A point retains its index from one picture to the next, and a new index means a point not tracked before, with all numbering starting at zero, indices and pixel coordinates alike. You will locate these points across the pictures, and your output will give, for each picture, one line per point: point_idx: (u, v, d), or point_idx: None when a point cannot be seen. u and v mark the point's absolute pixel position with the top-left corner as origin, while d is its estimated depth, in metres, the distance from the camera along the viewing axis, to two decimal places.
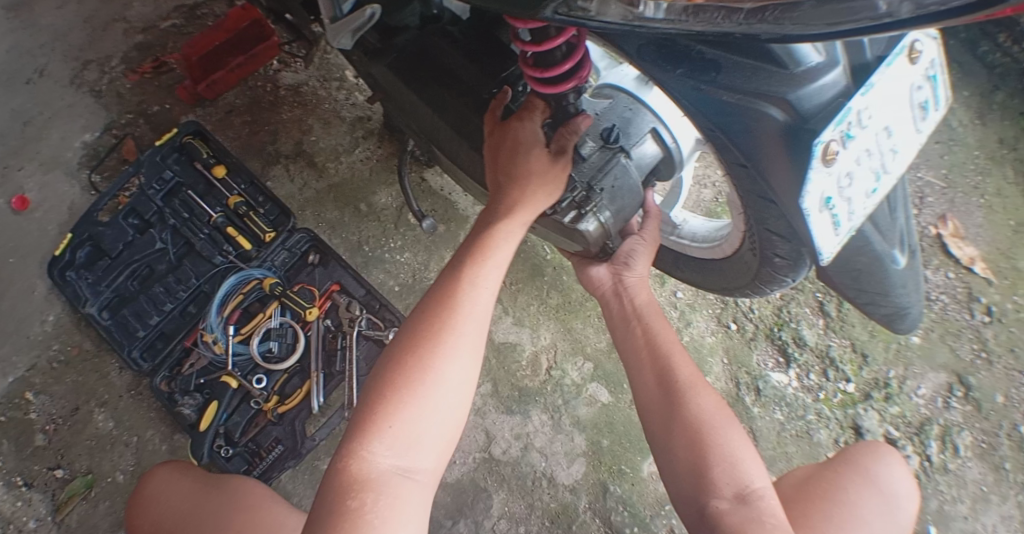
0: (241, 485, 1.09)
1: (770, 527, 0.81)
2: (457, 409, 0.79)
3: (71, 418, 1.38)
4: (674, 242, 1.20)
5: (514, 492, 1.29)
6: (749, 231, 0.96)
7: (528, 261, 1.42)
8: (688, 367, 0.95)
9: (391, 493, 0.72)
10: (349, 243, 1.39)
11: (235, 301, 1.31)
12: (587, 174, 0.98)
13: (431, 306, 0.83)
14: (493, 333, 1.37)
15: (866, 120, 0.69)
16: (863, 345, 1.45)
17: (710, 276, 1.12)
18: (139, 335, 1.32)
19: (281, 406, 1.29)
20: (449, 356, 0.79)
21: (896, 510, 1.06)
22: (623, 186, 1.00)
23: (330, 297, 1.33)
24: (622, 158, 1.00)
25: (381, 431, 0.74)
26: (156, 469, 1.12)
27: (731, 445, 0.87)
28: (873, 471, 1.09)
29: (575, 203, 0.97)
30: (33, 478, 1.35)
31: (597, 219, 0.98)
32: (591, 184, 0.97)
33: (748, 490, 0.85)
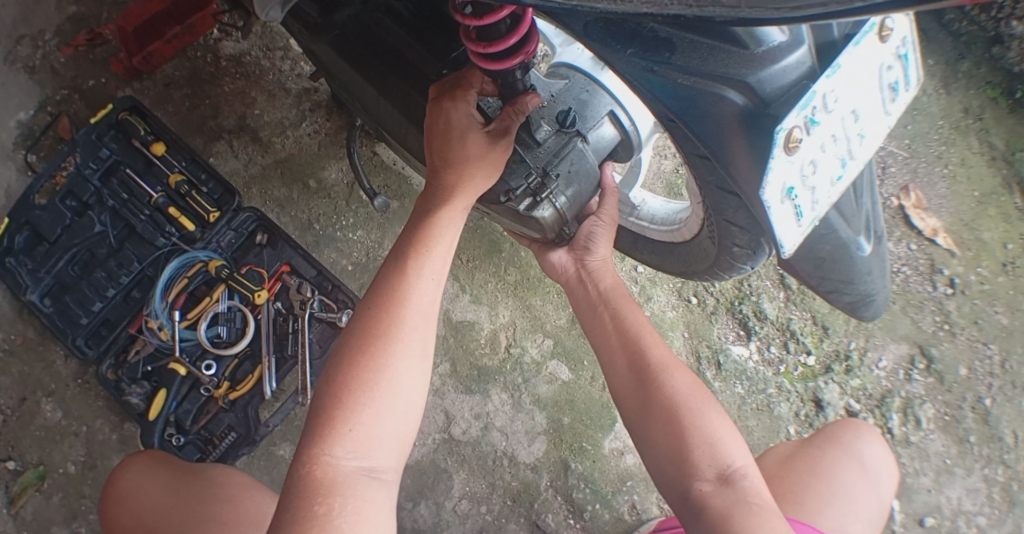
0: (224, 479, 1.06)
1: (755, 506, 0.79)
2: (419, 404, 0.77)
3: (18, 409, 1.34)
4: (633, 224, 1.17)
5: (475, 472, 1.27)
6: (708, 217, 0.93)
7: (485, 237, 1.38)
8: (659, 348, 0.93)
9: (359, 495, 0.70)
10: (300, 222, 1.35)
11: (180, 286, 1.27)
12: (542, 158, 0.95)
13: (385, 300, 0.80)
14: (449, 312, 1.34)
15: (832, 104, 0.65)
16: (824, 317, 1.44)
17: (668, 260, 1.09)
18: (82, 323, 1.28)
19: (232, 392, 1.25)
20: (406, 351, 0.77)
21: (875, 481, 1.09)
22: (580, 171, 0.98)
23: (280, 278, 1.29)
24: (579, 142, 0.97)
25: (344, 432, 0.72)
26: (127, 463, 1.06)
27: (708, 425, 0.85)
28: (853, 445, 1.11)
29: (530, 190, 0.93)
30: None
31: (552, 205, 0.95)
32: (546, 169, 0.94)
33: (730, 470, 0.83)
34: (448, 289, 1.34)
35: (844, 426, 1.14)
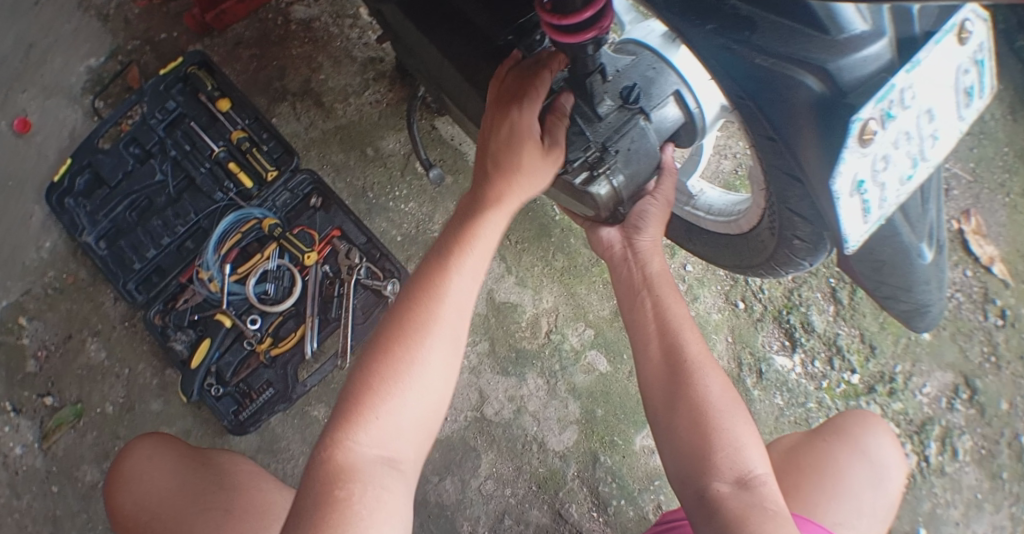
0: (231, 465, 1.07)
1: (771, 511, 0.78)
2: (445, 391, 0.77)
3: (63, 346, 1.38)
4: (689, 213, 1.13)
5: (504, 454, 1.29)
6: (768, 208, 0.91)
7: (535, 220, 1.35)
8: (697, 343, 0.91)
9: (380, 484, 0.70)
10: (354, 189, 1.35)
11: (233, 240, 1.29)
12: (603, 133, 0.92)
13: (420, 291, 0.78)
14: (493, 292, 1.32)
15: (909, 100, 0.64)
16: (873, 336, 1.42)
17: (722, 252, 1.07)
18: (134, 268, 1.32)
19: (274, 348, 1.27)
20: (438, 343, 0.76)
21: (884, 482, 1.09)
22: (641, 149, 0.93)
23: (330, 242, 1.29)
24: (642, 120, 0.93)
25: (369, 420, 0.72)
26: (138, 443, 1.08)
27: (735, 432, 0.84)
28: (862, 441, 1.10)
29: (588, 163, 0.91)
30: (22, 405, 1.36)
31: (609, 182, 0.92)
32: (606, 145, 0.91)
33: (749, 476, 0.82)
34: (494, 268, 1.33)
35: (852, 420, 1.14)
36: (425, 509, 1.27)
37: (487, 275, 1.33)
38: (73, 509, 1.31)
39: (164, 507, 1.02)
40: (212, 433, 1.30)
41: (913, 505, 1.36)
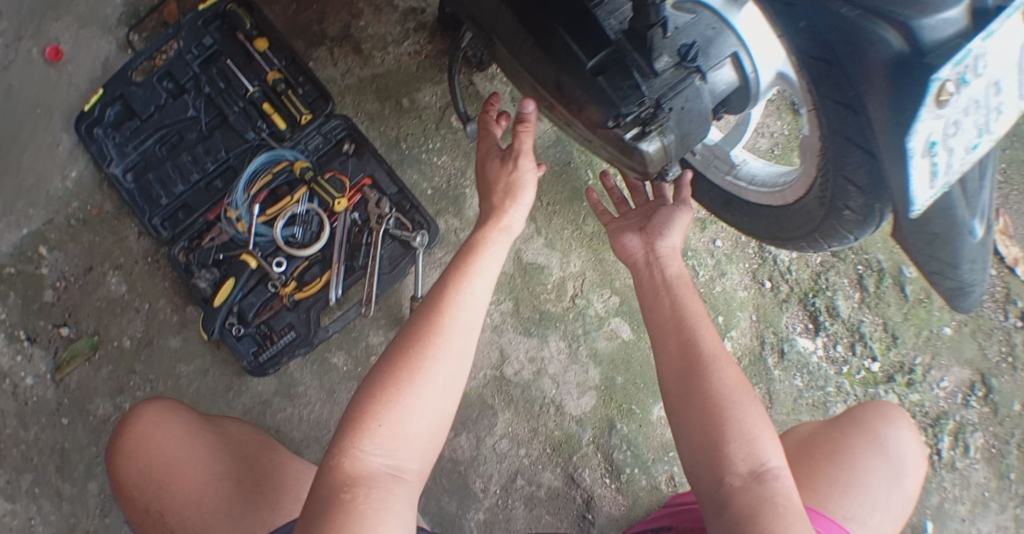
0: (242, 434, 1.06)
1: (783, 506, 0.76)
2: (452, 406, 0.80)
3: (83, 277, 1.37)
4: (730, 183, 1.12)
5: (521, 414, 1.29)
6: (819, 176, 0.90)
7: (568, 183, 1.31)
8: (713, 339, 0.90)
9: (386, 489, 0.72)
10: (387, 139, 1.34)
11: (263, 181, 1.27)
12: (658, 89, 0.88)
13: (428, 311, 0.83)
14: (521, 251, 1.30)
15: (984, 67, 0.62)
16: (895, 326, 1.41)
17: (763, 225, 1.07)
18: (161, 203, 1.31)
19: (298, 292, 1.26)
20: (444, 358, 0.80)
21: (903, 476, 1.08)
22: (694, 109, 0.91)
23: (361, 190, 1.28)
24: (697, 79, 0.90)
25: (375, 427, 0.74)
26: (148, 407, 1.05)
27: (749, 424, 0.82)
28: (881, 435, 1.10)
29: (640, 120, 0.89)
30: (37, 334, 1.35)
31: (660, 140, 0.91)
32: (660, 102, 0.88)
33: (762, 468, 0.80)
34: (525, 228, 1.30)
35: (871, 413, 1.12)
36: (439, 463, 1.27)
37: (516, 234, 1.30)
38: (82, 442, 1.31)
39: (176, 472, 1.00)
40: (230, 374, 1.29)
41: (921, 497, 1.36)
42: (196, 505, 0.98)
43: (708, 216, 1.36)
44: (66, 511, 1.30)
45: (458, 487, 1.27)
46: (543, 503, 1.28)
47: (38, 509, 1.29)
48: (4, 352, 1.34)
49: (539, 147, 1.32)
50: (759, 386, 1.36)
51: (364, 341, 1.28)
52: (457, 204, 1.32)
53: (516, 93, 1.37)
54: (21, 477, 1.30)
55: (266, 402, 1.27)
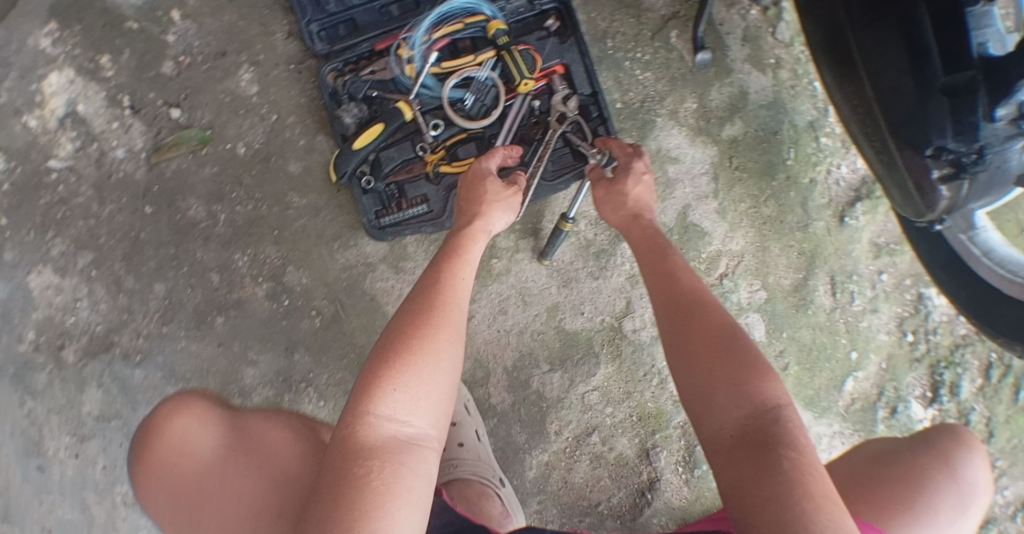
0: (283, 447, 0.90)
1: (799, 444, 0.70)
2: (453, 381, 0.80)
3: (214, 61, 1.22)
4: (960, 242, 0.97)
5: (622, 373, 1.20)
6: None
7: (765, 155, 1.18)
8: (697, 286, 0.84)
9: (400, 453, 0.71)
10: (594, 29, 1.17)
11: (450, 29, 1.12)
12: (988, 138, 0.71)
13: (426, 289, 0.84)
14: (689, 209, 1.17)
15: None
16: (998, 424, 1.25)
17: (980, 303, 0.92)
18: (327, 10, 1.15)
19: (444, 165, 1.14)
20: (451, 330, 0.81)
21: (969, 515, 0.85)
22: (1005, 171, 0.75)
23: (549, 77, 1.13)
24: (1021, 142, 0.71)
25: (390, 391, 0.74)
26: (169, 414, 0.91)
27: (749, 361, 0.76)
28: (953, 459, 0.85)
29: (952, 162, 0.74)
30: (143, 106, 1.21)
31: (964, 188, 0.77)
32: (983, 151, 0.72)
33: (765, 409, 0.72)
34: (704, 184, 1.17)
35: (946, 438, 0.88)
36: (523, 392, 1.19)
37: (692, 188, 1.17)
38: (162, 239, 1.21)
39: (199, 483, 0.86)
40: (341, 223, 1.19)
41: None
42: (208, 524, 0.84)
43: (888, 245, 1.22)
44: (120, 304, 1.20)
45: (534, 421, 1.20)
46: (608, 467, 1.21)
47: (88, 293, 1.20)
48: (100, 115, 1.20)
49: (752, 103, 1.18)
50: (859, 434, 1.23)
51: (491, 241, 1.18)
52: (643, 131, 1.17)
53: (750, 33, 1.18)
54: (77, 255, 1.20)
55: (370, 265, 1.18)
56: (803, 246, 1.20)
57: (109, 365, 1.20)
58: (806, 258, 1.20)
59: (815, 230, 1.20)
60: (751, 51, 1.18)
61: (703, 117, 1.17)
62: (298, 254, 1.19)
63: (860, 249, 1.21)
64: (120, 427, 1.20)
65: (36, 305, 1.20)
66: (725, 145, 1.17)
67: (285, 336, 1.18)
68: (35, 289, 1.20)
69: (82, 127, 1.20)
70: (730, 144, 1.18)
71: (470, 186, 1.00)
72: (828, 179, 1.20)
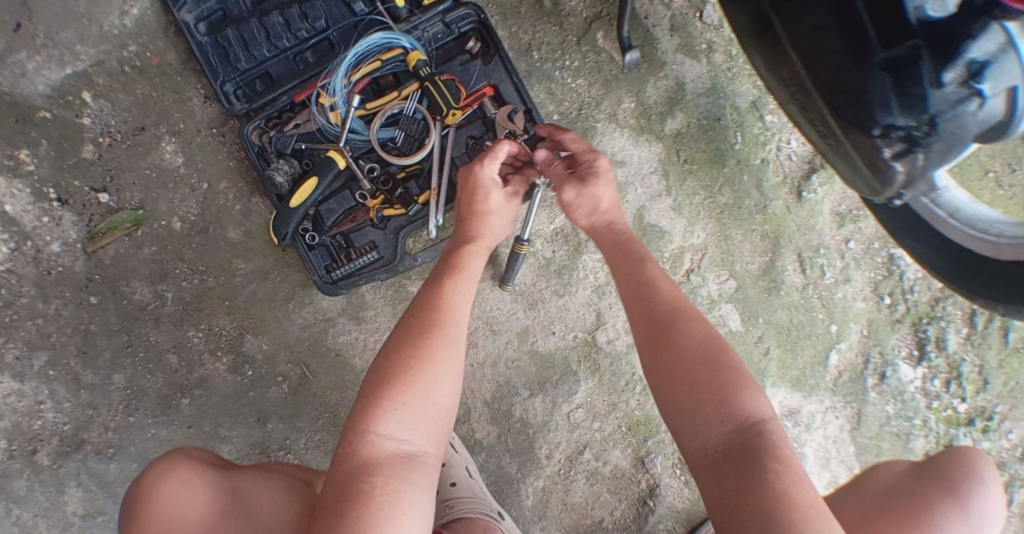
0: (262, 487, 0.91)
1: (784, 457, 0.68)
2: (452, 393, 0.81)
3: (134, 137, 1.17)
4: (923, 206, 0.98)
5: (602, 386, 1.18)
6: None
7: (712, 143, 1.16)
8: (674, 289, 0.84)
9: (399, 473, 0.72)
10: (518, 43, 1.13)
11: (369, 68, 1.08)
12: (939, 105, 0.69)
13: (421, 303, 0.85)
14: (644, 209, 1.15)
15: None
16: (991, 371, 1.27)
17: (956, 266, 0.93)
18: (239, 68, 1.11)
19: (387, 209, 1.10)
20: (446, 345, 0.82)
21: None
22: (963, 134, 0.72)
23: (479, 101, 1.09)
24: (973, 105, 0.69)
25: (390, 411, 0.76)
26: (158, 479, 0.86)
27: (722, 377, 0.73)
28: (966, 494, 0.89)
29: (908, 135, 0.73)
30: (69, 196, 1.16)
31: (922, 160, 0.75)
32: (935, 120, 0.70)
33: (745, 427, 0.70)
34: (655, 184, 1.14)
35: (954, 463, 0.92)
36: (507, 422, 1.17)
37: (643, 189, 1.14)
38: (113, 327, 1.16)
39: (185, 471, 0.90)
40: (291, 282, 1.16)
41: None
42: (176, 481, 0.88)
43: (850, 212, 1.20)
44: (83, 401, 1.15)
45: (522, 450, 1.17)
46: (605, 481, 1.19)
47: (49, 393, 1.15)
48: (28, 211, 1.15)
49: (691, 93, 1.14)
50: (852, 405, 1.25)
51: None
52: (585, 139, 1.14)
53: (677, 21, 1.14)
54: (32, 357, 1.15)
55: (329, 320, 1.16)
56: (766, 227, 1.18)
57: (83, 463, 1.15)
58: (769, 240, 1.18)
59: (774, 210, 1.18)
60: (681, 39, 1.14)
61: (643, 115, 1.14)
62: (253, 322, 1.16)
63: (823, 222, 1.19)
64: (107, 522, 1.16)
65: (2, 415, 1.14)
66: (670, 140, 1.14)
67: (256, 407, 1.16)
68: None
69: (13, 227, 1.14)
70: (675, 139, 1.15)
71: (467, 206, 0.97)
72: (778, 156, 1.17)
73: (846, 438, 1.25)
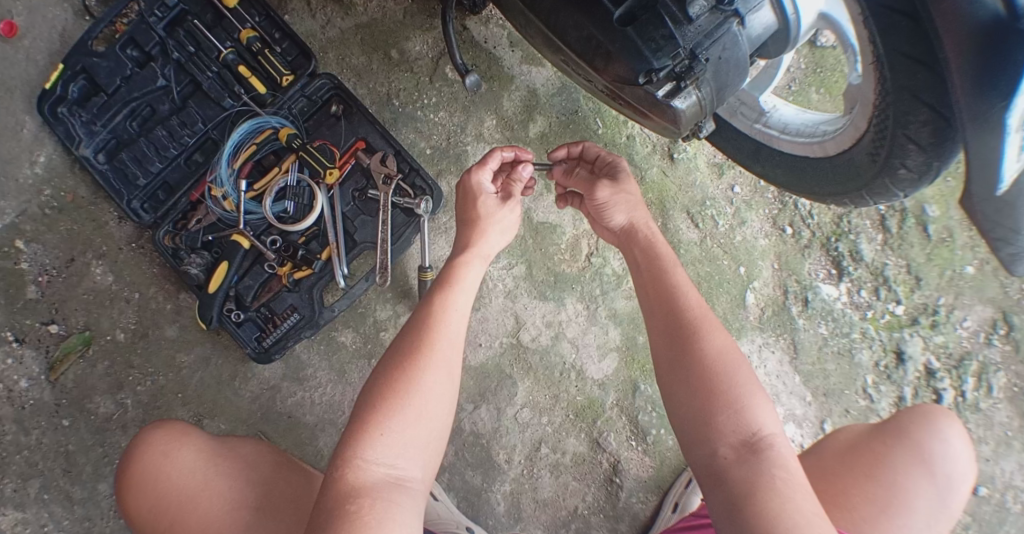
0: (256, 456, 1.00)
1: (789, 465, 0.76)
2: (444, 422, 0.84)
3: (66, 269, 1.27)
4: (759, 131, 1.11)
5: (541, 382, 1.25)
6: (873, 129, 0.91)
7: (577, 134, 1.28)
8: (697, 301, 0.90)
9: (389, 498, 0.75)
10: (378, 96, 1.27)
11: (247, 153, 1.19)
12: (692, 38, 0.81)
13: (421, 325, 0.89)
14: (532, 212, 1.27)
15: None
16: (919, 267, 1.31)
17: (799, 176, 1.07)
18: (139, 185, 1.21)
19: (297, 272, 1.20)
20: (435, 367, 0.85)
21: (946, 494, 0.93)
22: (731, 58, 0.84)
23: (353, 155, 1.21)
24: (734, 25, 0.83)
25: (376, 437, 0.79)
26: (154, 433, 0.98)
27: (733, 400, 0.80)
28: (928, 449, 0.94)
29: (674, 74, 0.83)
30: (25, 334, 1.26)
31: (694, 93, 0.85)
32: (695, 52, 0.81)
33: (755, 437, 0.78)
34: (534, 187, 1.27)
35: (917, 418, 0.97)
36: (460, 437, 1.23)
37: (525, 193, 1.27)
38: (87, 443, 1.25)
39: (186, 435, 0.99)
40: (233, 361, 1.26)
41: None
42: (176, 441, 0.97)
43: (726, 160, 1.29)
44: (79, 515, 1.24)
45: (482, 460, 1.23)
46: (569, 470, 1.24)
47: (49, 516, 1.23)
48: None
49: (544, 96, 1.28)
50: (784, 337, 1.28)
51: (371, 317, 1.25)
52: (460, 163, 1.27)
53: (514, 37, 1.28)
54: (27, 485, 1.24)
55: (275, 387, 1.24)
56: (649, 197, 1.27)
57: None
58: (656, 206, 1.27)
59: (651, 178, 1.27)
60: (522, 52, 1.28)
61: (506, 127, 1.27)
62: (208, 406, 1.24)
63: (703, 175, 1.29)
64: None
65: None
66: (537, 142, 1.27)
67: None
68: (4, 530, 1.23)
69: None
70: (541, 140, 1.27)
71: (471, 235, 1.00)
72: (641, 130, 1.28)
73: (789, 370, 1.28)
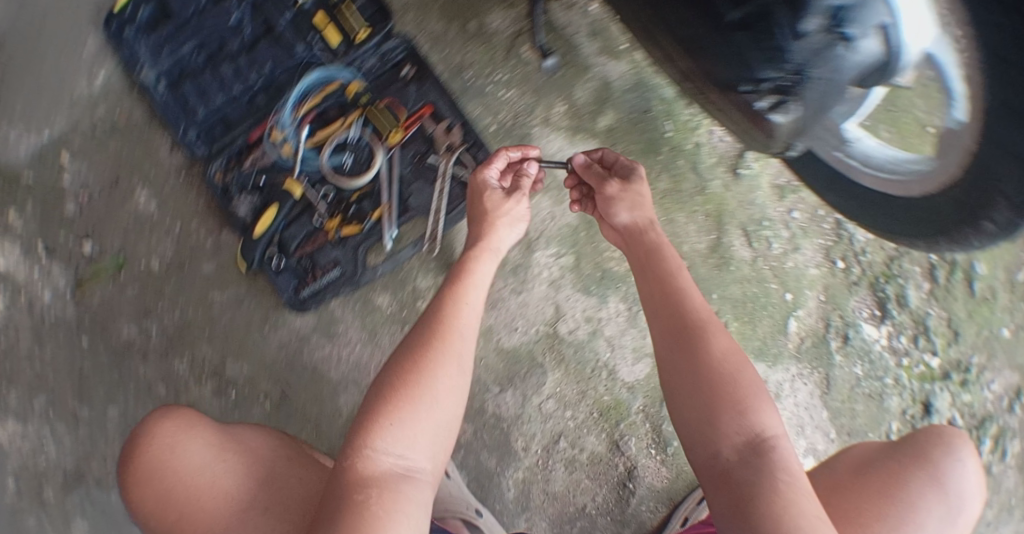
0: (268, 451, 0.95)
1: (794, 470, 0.74)
2: (453, 417, 0.82)
3: (109, 189, 1.26)
4: (838, 160, 1.08)
5: (571, 375, 1.23)
6: (961, 181, 0.90)
7: (645, 134, 1.26)
8: (701, 309, 0.88)
9: (398, 487, 0.73)
10: (450, 64, 1.25)
11: (313, 102, 1.19)
12: (803, 55, 0.79)
13: (430, 324, 0.88)
14: None
15: None
16: (959, 322, 1.28)
17: (873, 210, 1.07)
18: (198, 116, 1.20)
19: (344, 228, 1.18)
20: (448, 366, 0.84)
21: (960, 517, 0.91)
22: (834, 80, 0.82)
23: (418, 120, 1.20)
24: (842, 48, 0.78)
25: (385, 428, 0.77)
26: (162, 422, 0.93)
27: (737, 404, 0.78)
28: (941, 470, 0.92)
29: (780, 86, 0.85)
30: (56, 247, 1.24)
31: (797, 108, 0.88)
32: (802, 69, 0.81)
33: (759, 439, 0.76)
34: None
35: (931, 441, 0.95)
36: (481, 417, 1.22)
37: None
38: (104, 366, 1.23)
39: (195, 425, 0.94)
40: (266, 306, 1.24)
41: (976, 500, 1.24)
42: (186, 431, 0.92)
43: (789, 184, 1.28)
44: (83, 437, 1.22)
45: (499, 444, 1.22)
46: (583, 468, 1.22)
47: (52, 433, 1.21)
48: (21, 266, 1.24)
49: (617, 90, 1.26)
50: (818, 370, 1.27)
51: (411, 286, 1.22)
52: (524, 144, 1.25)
53: (596, 26, 1.27)
54: (33, 400, 1.22)
55: (304, 339, 1.23)
56: (708, 208, 1.27)
57: (86, 496, 1.21)
58: (712, 218, 1.27)
59: (713, 189, 1.27)
60: (602, 42, 1.27)
61: (576, 115, 1.25)
62: (234, 347, 1.23)
63: (763, 195, 1.28)
64: None
65: (10, 455, 1.21)
66: (604, 135, 1.26)
67: None
68: (4, 441, 1.21)
69: (8, 281, 1.24)
70: (608, 134, 1.26)
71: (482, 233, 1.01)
72: (709, 140, 1.27)
73: (818, 404, 1.27)
